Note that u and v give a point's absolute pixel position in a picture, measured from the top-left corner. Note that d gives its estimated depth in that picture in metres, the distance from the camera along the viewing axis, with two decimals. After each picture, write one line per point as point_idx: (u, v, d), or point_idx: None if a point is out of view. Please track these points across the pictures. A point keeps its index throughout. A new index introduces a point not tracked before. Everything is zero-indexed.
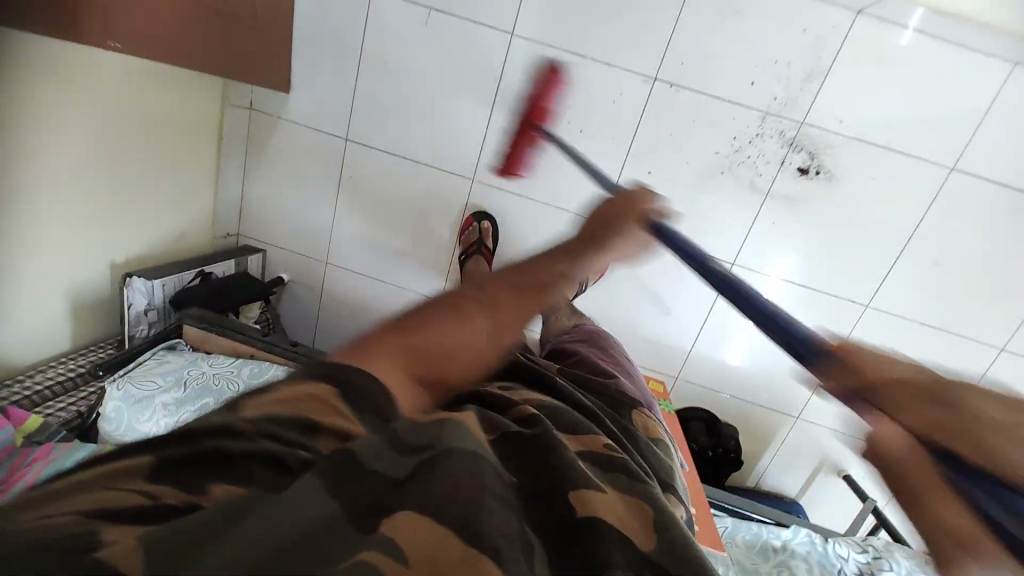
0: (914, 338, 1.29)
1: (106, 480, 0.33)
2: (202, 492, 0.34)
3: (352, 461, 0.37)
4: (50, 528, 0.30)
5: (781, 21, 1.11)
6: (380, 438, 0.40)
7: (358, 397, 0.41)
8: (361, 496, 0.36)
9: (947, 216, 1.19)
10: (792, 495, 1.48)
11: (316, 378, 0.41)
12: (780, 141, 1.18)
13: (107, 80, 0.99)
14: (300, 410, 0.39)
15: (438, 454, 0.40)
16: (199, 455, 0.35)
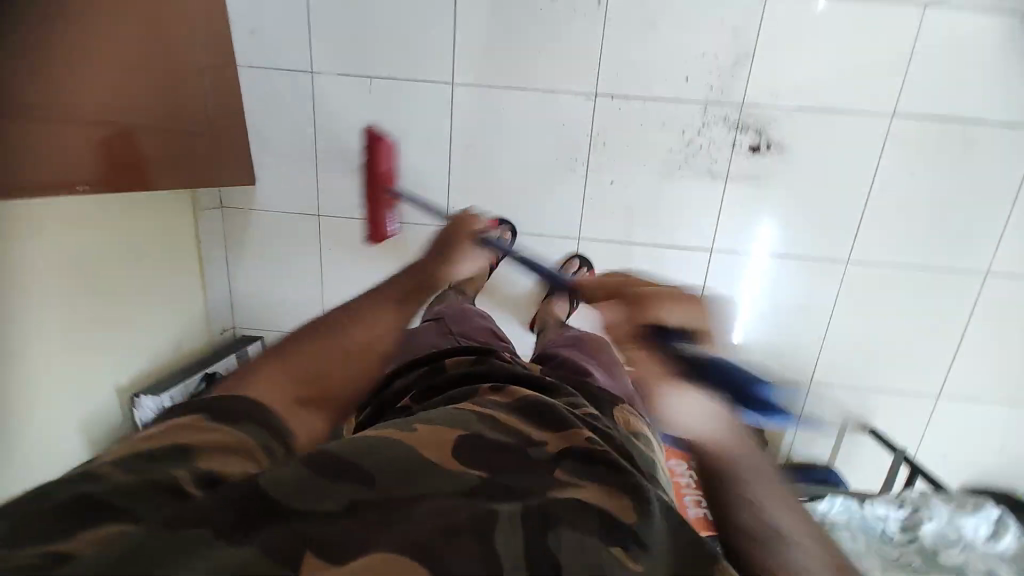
0: (902, 282, 1.32)
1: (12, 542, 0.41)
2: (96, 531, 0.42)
3: (286, 499, 0.46)
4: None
5: (700, 19, 1.16)
6: (298, 476, 0.49)
7: (240, 427, 0.55)
8: (289, 540, 0.43)
9: (900, 160, 1.23)
10: (825, 460, 1.49)
11: (190, 416, 0.54)
12: (727, 126, 1.23)
13: (77, 221, 1.03)
14: (188, 449, 0.51)
15: (364, 492, 0.48)
16: (97, 509, 0.44)
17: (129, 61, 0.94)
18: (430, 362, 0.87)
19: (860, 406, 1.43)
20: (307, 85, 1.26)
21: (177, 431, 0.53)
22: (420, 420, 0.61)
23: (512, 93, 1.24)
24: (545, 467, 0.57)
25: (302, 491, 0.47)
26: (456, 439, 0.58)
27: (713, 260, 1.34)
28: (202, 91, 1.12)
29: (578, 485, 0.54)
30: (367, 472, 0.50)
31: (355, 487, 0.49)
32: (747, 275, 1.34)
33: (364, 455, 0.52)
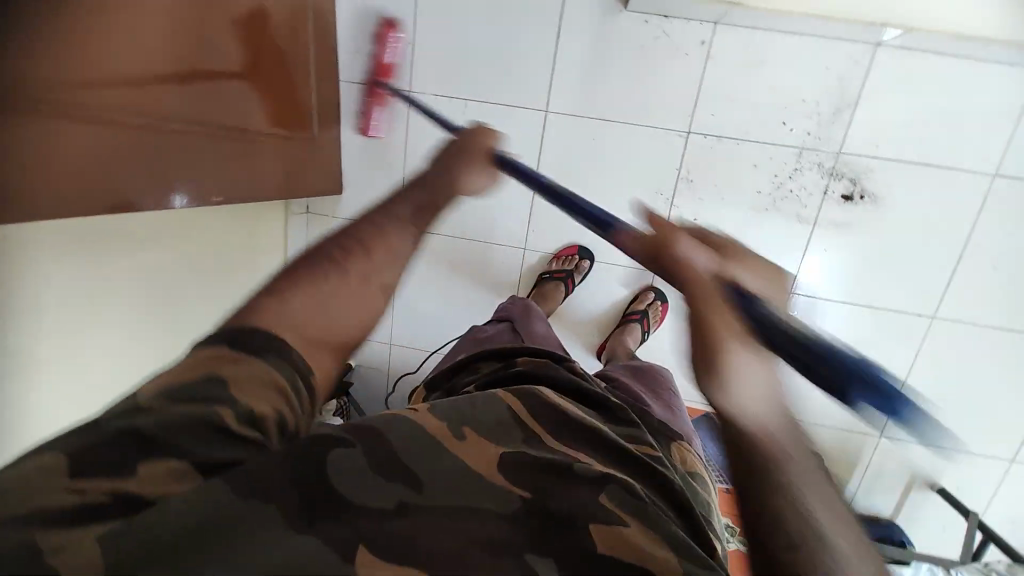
0: (989, 343, 1.28)
1: (50, 472, 0.39)
2: (137, 472, 0.41)
3: (336, 485, 0.46)
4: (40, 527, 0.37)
5: (804, 65, 1.16)
6: (352, 458, 0.48)
7: (251, 349, 0.47)
8: (339, 532, 0.43)
9: (1001, 218, 1.20)
10: (888, 515, 1.44)
11: (204, 345, 0.47)
12: (821, 172, 1.22)
13: (189, 227, 1.06)
14: (208, 372, 0.45)
15: (410, 499, 0.47)
16: (122, 439, 0.41)
17: (232, 57, 0.94)
18: (503, 358, 0.84)
19: (931, 464, 1.39)
20: (403, 103, 1.29)
21: (190, 364, 0.46)
22: (472, 423, 0.56)
23: (604, 123, 1.25)
24: (587, 491, 0.52)
25: (354, 480, 0.47)
26: (501, 453, 0.54)
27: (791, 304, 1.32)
28: (300, 103, 1.15)
29: (620, 518, 0.50)
30: (415, 472, 0.49)
31: (405, 488, 0.48)
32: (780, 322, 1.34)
33: (411, 456, 0.50)
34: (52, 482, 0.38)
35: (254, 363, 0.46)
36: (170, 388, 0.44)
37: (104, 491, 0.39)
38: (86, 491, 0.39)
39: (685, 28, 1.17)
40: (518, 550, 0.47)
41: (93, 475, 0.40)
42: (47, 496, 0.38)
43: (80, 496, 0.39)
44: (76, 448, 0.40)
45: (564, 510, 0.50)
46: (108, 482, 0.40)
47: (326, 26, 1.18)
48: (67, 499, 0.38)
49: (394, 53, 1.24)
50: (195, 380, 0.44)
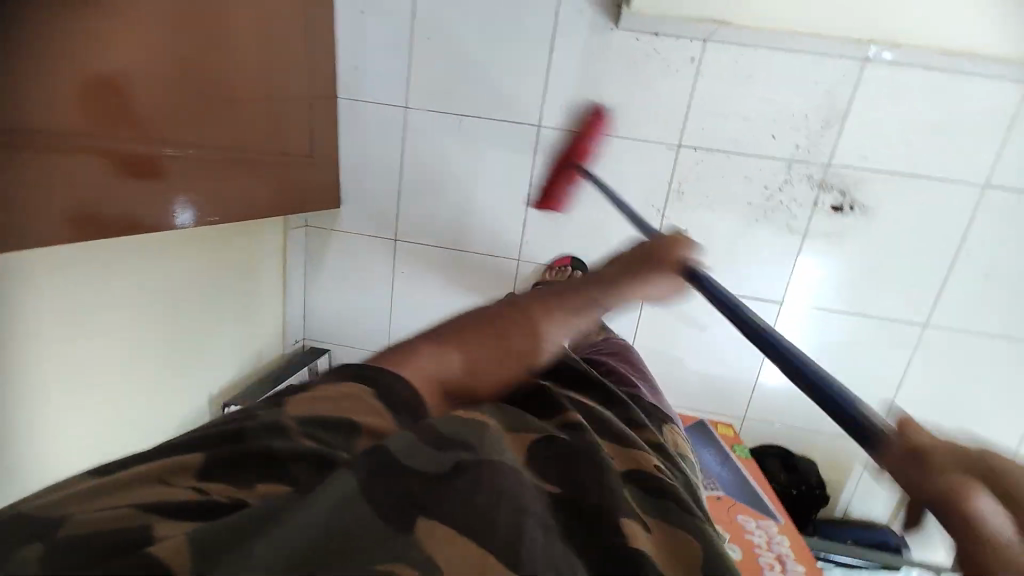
0: (979, 351, 1.29)
1: (177, 471, 0.39)
2: (254, 487, 0.39)
3: (405, 463, 0.39)
4: (139, 513, 0.34)
5: (793, 80, 1.18)
6: (408, 442, 0.41)
7: (394, 404, 0.48)
8: (395, 504, 0.36)
9: (988, 228, 1.21)
10: (884, 522, 1.45)
11: (349, 379, 0.49)
12: (811, 184, 1.23)
13: (184, 247, 1.07)
14: (344, 413, 0.45)
15: (467, 460, 0.40)
16: (254, 451, 0.41)
17: (231, 80, 0.97)
18: None
19: None
20: (399, 119, 1.32)
21: (328, 396, 0.47)
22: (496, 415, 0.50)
23: (597, 138, 1.27)
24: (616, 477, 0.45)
25: (421, 453, 0.40)
26: (541, 442, 0.48)
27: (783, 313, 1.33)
28: (299, 122, 1.18)
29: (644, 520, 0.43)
30: (469, 439, 0.43)
31: (462, 451, 0.41)
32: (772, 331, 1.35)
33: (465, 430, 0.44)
34: (182, 481, 0.38)
35: (380, 411, 0.47)
36: (309, 421, 0.44)
37: (220, 493, 0.38)
38: (207, 493, 0.37)
39: (675, 46, 1.19)
40: (562, 529, 0.39)
41: (212, 479, 0.39)
42: (171, 490, 0.37)
43: (202, 494, 0.37)
44: (215, 461, 0.40)
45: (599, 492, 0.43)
46: (226, 489, 0.38)
47: (321, 47, 1.22)
48: (186, 498, 0.37)
49: (592, 142, 1.26)
50: (325, 416, 0.45)
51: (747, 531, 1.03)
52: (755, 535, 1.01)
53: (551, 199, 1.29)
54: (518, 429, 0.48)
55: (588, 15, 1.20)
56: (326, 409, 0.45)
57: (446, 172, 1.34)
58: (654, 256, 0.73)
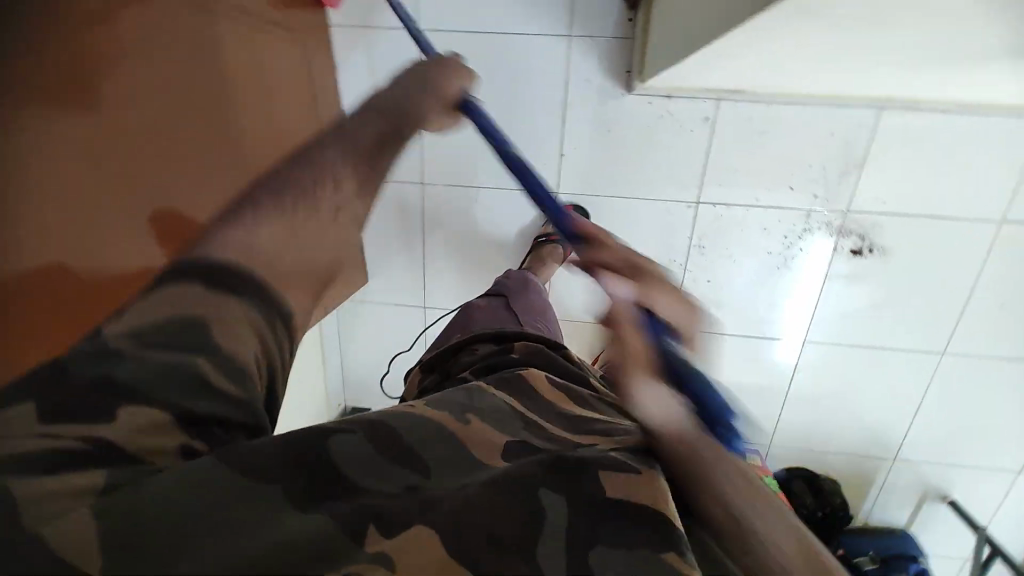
0: (1000, 373, 1.34)
1: (37, 420, 0.47)
2: (115, 416, 0.49)
3: (343, 467, 0.55)
4: (12, 469, 0.44)
5: (807, 132, 1.17)
6: (360, 450, 0.57)
7: (226, 290, 0.56)
8: (348, 513, 0.50)
9: (1012, 261, 1.23)
10: (903, 525, 1.55)
11: (167, 284, 0.55)
12: (828, 231, 1.25)
13: None
14: (176, 317, 0.54)
15: (416, 480, 0.56)
16: (107, 381, 0.49)
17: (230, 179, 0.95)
18: (503, 341, 0.95)
19: (942, 479, 1.48)
20: (416, 195, 1.35)
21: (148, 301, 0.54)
22: (473, 411, 0.67)
23: (616, 200, 1.28)
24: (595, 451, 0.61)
25: (365, 462, 0.56)
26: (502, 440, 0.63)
27: (806, 349, 1.39)
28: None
29: (628, 467, 0.58)
30: (426, 460, 0.58)
31: (409, 468, 0.57)
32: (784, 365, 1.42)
33: (416, 444, 0.60)
34: (27, 434, 0.46)
35: (221, 302, 0.56)
36: (144, 332, 0.53)
37: (81, 435, 0.47)
38: (60, 437, 0.46)
39: (688, 107, 1.17)
40: (535, 486, 0.55)
41: (71, 421, 0.47)
42: (26, 445, 0.46)
43: (59, 439, 0.46)
44: (66, 404, 0.48)
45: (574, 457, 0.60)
46: (86, 427, 0.47)
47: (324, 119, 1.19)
48: (51, 444, 0.46)
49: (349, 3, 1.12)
50: (161, 322, 0.53)
51: None
52: None
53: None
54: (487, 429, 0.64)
55: (598, 82, 1.18)
56: (163, 313, 0.54)
57: (464, 237, 1.39)
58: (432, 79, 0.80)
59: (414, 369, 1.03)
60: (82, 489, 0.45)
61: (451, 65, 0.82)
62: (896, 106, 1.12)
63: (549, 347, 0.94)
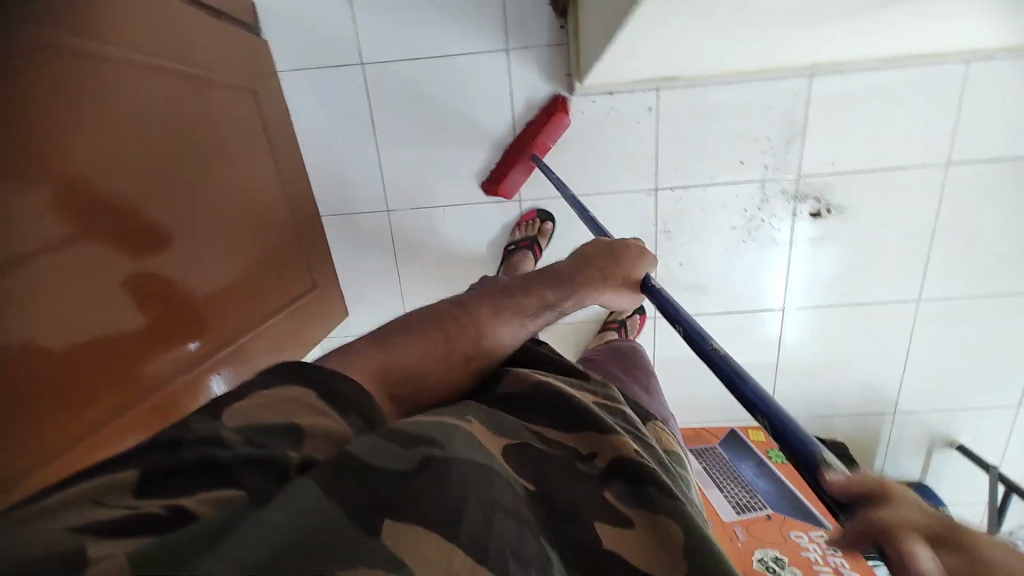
0: (978, 311, 1.36)
1: (111, 490, 0.44)
2: (195, 495, 0.45)
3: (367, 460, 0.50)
4: (70, 536, 0.39)
5: (748, 107, 1.22)
6: (376, 443, 0.53)
7: (337, 404, 0.60)
8: (363, 494, 0.46)
9: (966, 201, 1.27)
10: (918, 478, 1.54)
11: (286, 387, 0.59)
12: (786, 198, 1.29)
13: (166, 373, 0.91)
14: (285, 419, 0.55)
15: (435, 455, 0.53)
16: (193, 460, 0.48)
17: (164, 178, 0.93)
18: None
19: (946, 426, 1.48)
20: (383, 220, 1.39)
21: (263, 402, 0.56)
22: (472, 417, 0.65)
23: (578, 199, 1.31)
24: (593, 486, 0.59)
25: (382, 454, 0.51)
26: (506, 448, 0.61)
27: (786, 317, 1.41)
28: (256, 236, 1.18)
29: (624, 517, 0.55)
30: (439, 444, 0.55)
31: (427, 447, 0.54)
32: (772, 336, 1.43)
33: (423, 431, 0.57)
34: (117, 501, 0.43)
35: (331, 415, 0.58)
36: (251, 427, 0.53)
37: (155, 508, 0.43)
38: (139, 508, 0.43)
39: (631, 101, 1.22)
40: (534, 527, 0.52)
41: (148, 499, 0.44)
42: (106, 511, 0.42)
43: (134, 510, 0.43)
44: (158, 479, 0.46)
45: (566, 503, 0.57)
46: (161, 501, 0.44)
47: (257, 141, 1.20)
48: (121, 513, 0.42)
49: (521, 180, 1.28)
50: (273, 424, 0.54)
51: (801, 547, 1.16)
52: (809, 551, 1.15)
53: (503, 188, 1.26)
54: (487, 437, 0.61)
55: (541, 90, 1.23)
56: (264, 418, 0.54)
57: (432, 250, 1.41)
58: (607, 262, 0.90)
59: None
60: (124, 549, 0.38)
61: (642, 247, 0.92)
62: (824, 71, 1.17)
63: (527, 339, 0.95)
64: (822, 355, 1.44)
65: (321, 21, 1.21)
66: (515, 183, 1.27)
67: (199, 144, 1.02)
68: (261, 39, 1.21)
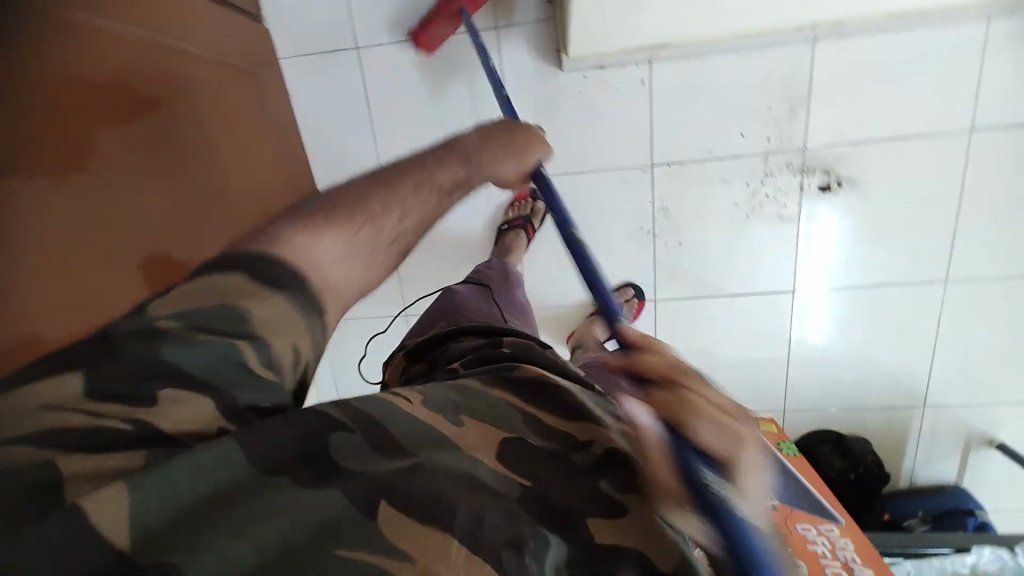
0: (1014, 293, 1.24)
1: (72, 398, 0.45)
2: (157, 403, 0.46)
3: (335, 456, 0.49)
4: (46, 445, 0.42)
5: (746, 75, 1.17)
6: (357, 438, 0.52)
7: (273, 286, 0.57)
8: (356, 489, 0.47)
9: (995, 172, 1.17)
10: (954, 481, 1.41)
11: (225, 275, 0.55)
12: (791, 171, 1.22)
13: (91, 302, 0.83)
14: (224, 302, 0.53)
15: (421, 462, 0.52)
16: (161, 364, 0.48)
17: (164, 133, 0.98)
18: (491, 336, 0.92)
19: (984, 423, 1.35)
20: None
21: (209, 286, 0.54)
22: (469, 413, 0.63)
23: (572, 177, 1.29)
24: (584, 484, 0.58)
25: (360, 454, 0.51)
26: (500, 441, 0.60)
27: (797, 300, 1.32)
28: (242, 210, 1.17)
29: (617, 508, 0.56)
30: (412, 447, 0.54)
31: (411, 452, 0.53)
32: (783, 321, 1.34)
33: (409, 438, 0.55)
34: (73, 403, 0.44)
35: (271, 301, 0.56)
36: (190, 315, 0.52)
37: (121, 421, 0.45)
38: (106, 417, 0.44)
39: (622, 73, 1.20)
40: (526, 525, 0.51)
41: (111, 402, 0.45)
42: (69, 417, 0.44)
43: (97, 420, 0.44)
44: (121, 382, 0.46)
45: (563, 504, 0.55)
46: (126, 410, 0.45)
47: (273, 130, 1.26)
48: (85, 421, 0.44)
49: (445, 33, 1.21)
50: (207, 311, 0.52)
51: (809, 540, 1.04)
52: (818, 544, 1.03)
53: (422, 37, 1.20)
54: (485, 435, 0.60)
55: (531, 65, 1.22)
56: (201, 302, 0.53)
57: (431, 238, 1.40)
58: (517, 141, 0.86)
59: (399, 355, 1.02)
60: (104, 466, 0.42)
61: (536, 131, 0.90)
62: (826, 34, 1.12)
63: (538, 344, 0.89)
64: (839, 342, 1.34)
65: (318, 5, 1.24)
66: (439, 33, 1.20)
67: (208, 119, 1.09)
68: (263, 26, 1.26)
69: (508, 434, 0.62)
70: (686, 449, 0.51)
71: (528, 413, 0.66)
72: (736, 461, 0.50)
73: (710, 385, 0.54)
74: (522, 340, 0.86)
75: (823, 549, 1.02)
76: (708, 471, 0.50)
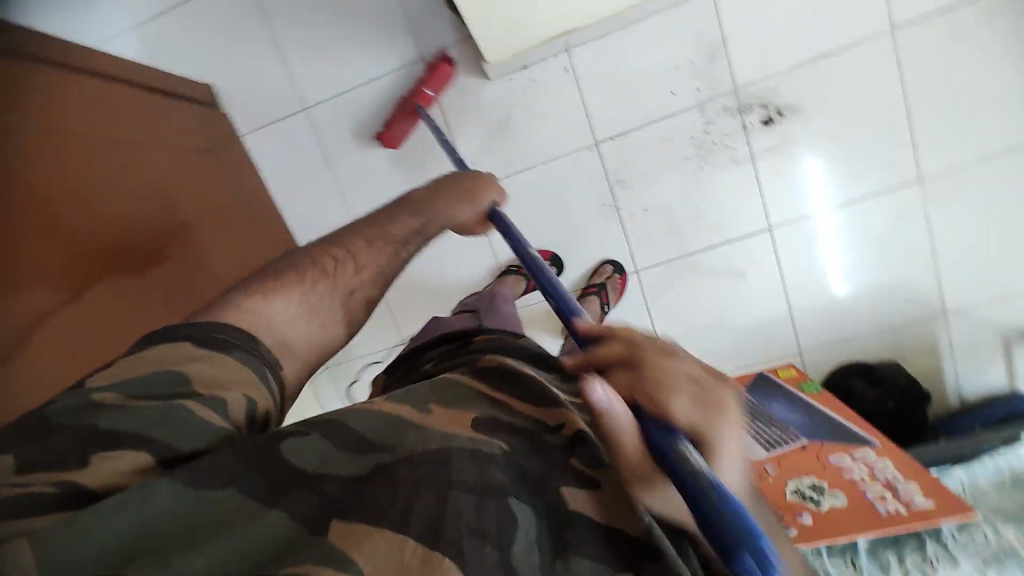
0: (995, 173, 1.20)
1: (7, 475, 0.42)
2: (88, 464, 0.43)
3: (291, 464, 0.46)
4: None
5: (658, 39, 1.22)
6: (318, 447, 0.49)
7: (211, 351, 0.56)
8: (310, 506, 0.43)
9: (931, 60, 1.16)
10: (1008, 387, 1.31)
11: (165, 349, 0.55)
12: (731, 114, 1.24)
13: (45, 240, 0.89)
14: (163, 373, 0.52)
15: (385, 461, 0.48)
16: (96, 435, 0.46)
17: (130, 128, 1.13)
18: (460, 335, 0.84)
19: (1016, 315, 1.27)
20: None
21: (139, 366, 0.53)
22: (436, 400, 0.57)
23: (525, 174, 1.34)
24: (555, 456, 0.52)
25: (324, 463, 0.47)
26: (471, 419, 0.54)
27: (779, 236, 1.30)
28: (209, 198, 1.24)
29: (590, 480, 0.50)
30: (386, 442, 0.50)
31: (380, 452, 0.49)
32: (772, 260, 1.32)
33: (379, 435, 0.51)
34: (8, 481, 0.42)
35: (214, 361, 0.55)
36: (131, 389, 0.50)
37: (52, 483, 0.42)
38: (33, 484, 0.41)
39: (544, 67, 1.27)
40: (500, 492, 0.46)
41: (43, 471, 0.43)
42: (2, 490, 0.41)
43: (27, 487, 0.41)
44: (55, 453, 0.44)
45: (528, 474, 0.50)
46: (54, 474, 0.42)
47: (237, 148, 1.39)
48: (14, 492, 0.41)
49: (405, 127, 1.31)
50: (146, 382, 0.51)
51: (846, 470, 1.01)
52: (856, 471, 1.00)
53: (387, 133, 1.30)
54: (452, 418, 0.54)
55: (461, 82, 1.31)
56: (143, 374, 0.52)
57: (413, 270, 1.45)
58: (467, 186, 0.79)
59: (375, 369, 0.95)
60: (36, 526, 0.38)
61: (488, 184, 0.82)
62: None
63: (511, 334, 0.82)
64: (834, 268, 1.30)
65: (264, 82, 1.37)
66: (403, 128, 1.31)
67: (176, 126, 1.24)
68: (220, 111, 1.39)
69: (481, 414, 0.56)
70: (650, 426, 0.46)
71: (500, 391, 0.61)
72: (713, 434, 0.44)
73: (675, 354, 0.48)
74: (495, 337, 0.78)
75: (860, 473, 1.00)
76: (681, 442, 0.44)
